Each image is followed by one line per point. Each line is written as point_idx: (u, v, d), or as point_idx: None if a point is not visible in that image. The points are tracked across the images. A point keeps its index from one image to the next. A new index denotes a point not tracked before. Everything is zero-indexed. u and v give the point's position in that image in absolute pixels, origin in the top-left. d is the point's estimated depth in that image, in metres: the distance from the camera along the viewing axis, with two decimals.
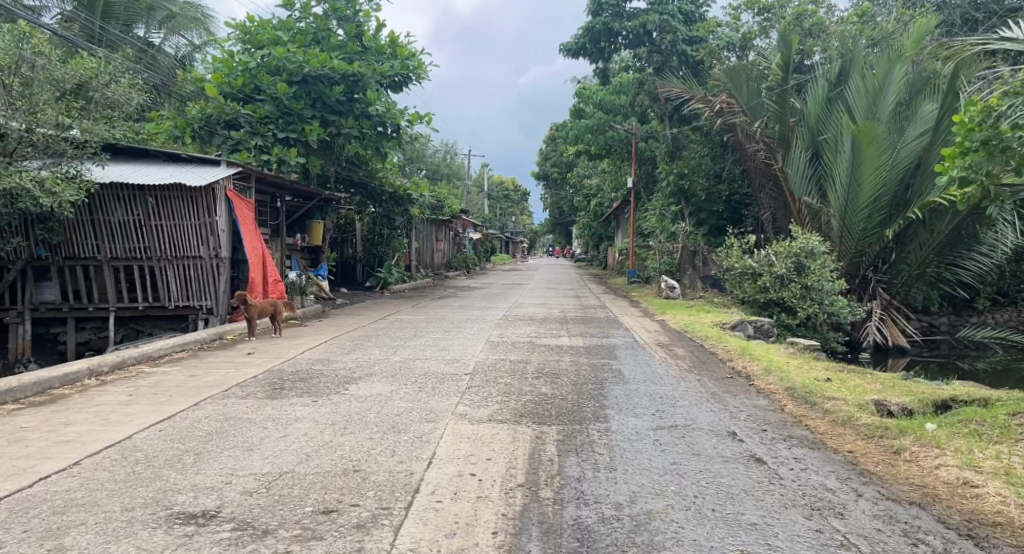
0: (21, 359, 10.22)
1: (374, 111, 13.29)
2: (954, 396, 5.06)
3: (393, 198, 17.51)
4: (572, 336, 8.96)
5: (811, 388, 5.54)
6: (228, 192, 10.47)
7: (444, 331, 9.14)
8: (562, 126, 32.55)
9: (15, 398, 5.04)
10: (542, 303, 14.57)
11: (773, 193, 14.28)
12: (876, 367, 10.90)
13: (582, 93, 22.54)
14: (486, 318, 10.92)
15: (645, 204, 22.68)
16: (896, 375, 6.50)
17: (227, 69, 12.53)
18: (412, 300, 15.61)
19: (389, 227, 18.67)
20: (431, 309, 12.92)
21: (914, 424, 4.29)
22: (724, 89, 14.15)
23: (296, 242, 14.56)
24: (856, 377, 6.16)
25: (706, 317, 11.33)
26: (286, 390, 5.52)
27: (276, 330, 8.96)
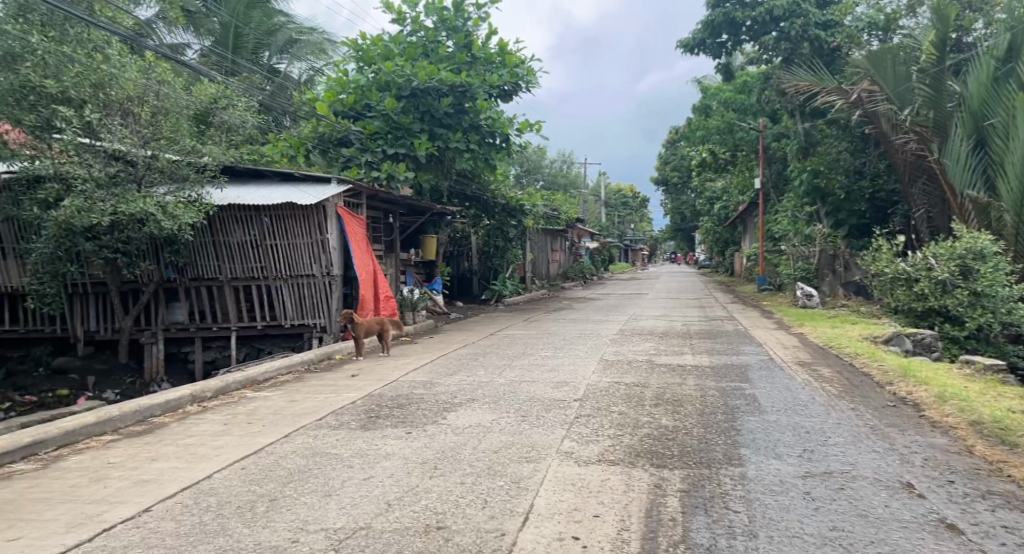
0: (156, 379, 10.66)
1: (484, 122, 13.01)
2: None
3: (505, 209, 17.16)
4: (697, 353, 8.08)
5: (1005, 424, 4.44)
6: (338, 209, 10.47)
7: (557, 349, 8.54)
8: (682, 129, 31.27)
9: (116, 428, 4.97)
10: (664, 314, 13.67)
11: (927, 187, 12.60)
12: None
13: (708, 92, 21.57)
14: (602, 333, 10.21)
15: (776, 206, 21.06)
16: None
17: (340, 87, 12.74)
18: (526, 314, 15.20)
19: (503, 238, 18.39)
20: (545, 323, 12.44)
21: None
22: (866, 75, 12.75)
23: (409, 258, 14.50)
24: None
25: (852, 329, 10.04)
26: (381, 419, 5.12)
27: (383, 349, 8.75)
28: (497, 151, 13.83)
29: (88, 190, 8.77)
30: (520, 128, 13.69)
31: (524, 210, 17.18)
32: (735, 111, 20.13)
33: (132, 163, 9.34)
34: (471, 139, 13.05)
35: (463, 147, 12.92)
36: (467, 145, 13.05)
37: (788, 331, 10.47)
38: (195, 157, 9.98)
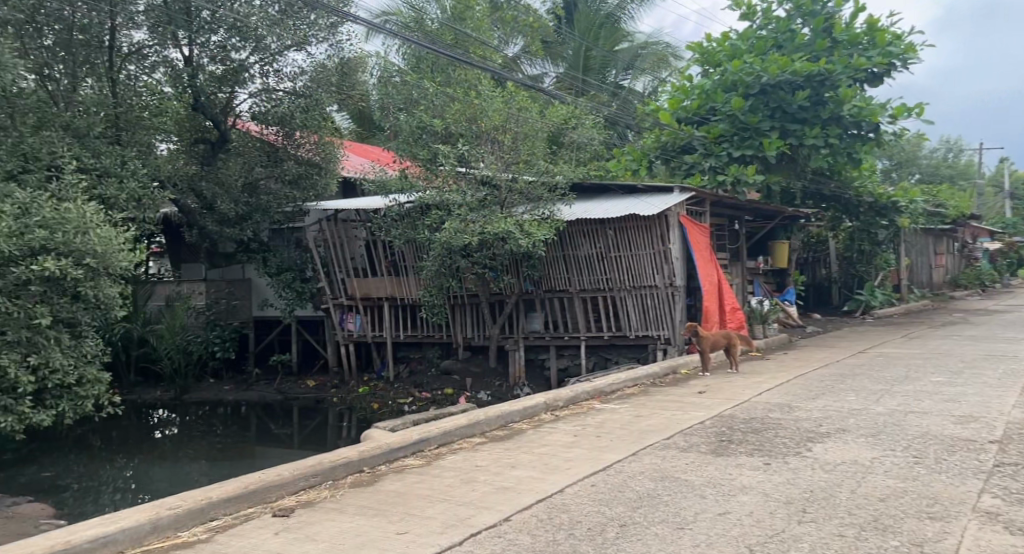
0: (518, 384, 11.60)
1: (849, 113, 11.47)
2: None
3: (874, 209, 14.90)
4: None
5: None
6: (681, 218, 10.16)
7: (953, 373, 7.01)
8: None
9: (483, 430, 5.36)
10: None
11: None
12: None
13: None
14: (1016, 356, 8.13)
15: None
16: None
17: (684, 94, 12.64)
18: (902, 328, 13.07)
19: (871, 242, 16.05)
20: (929, 341, 10.49)
21: None
22: None
23: (756, 266, 13.61)
24: None
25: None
26: (736, 444, 4.66)
27: (732, 365, 8.17)
28: (864, 145, 12.11)
29: (462, 214, 10.11)
30: (894, 114, 11.82)
31: (898, 209, 14.81)
32: None
33: (495, 187, 10.47)
34: (832, 134, 11.65)
35: (823, 144, 11.55)
36: (828, 141, 11.66)
37: None
38: (550, 178, 10.53)
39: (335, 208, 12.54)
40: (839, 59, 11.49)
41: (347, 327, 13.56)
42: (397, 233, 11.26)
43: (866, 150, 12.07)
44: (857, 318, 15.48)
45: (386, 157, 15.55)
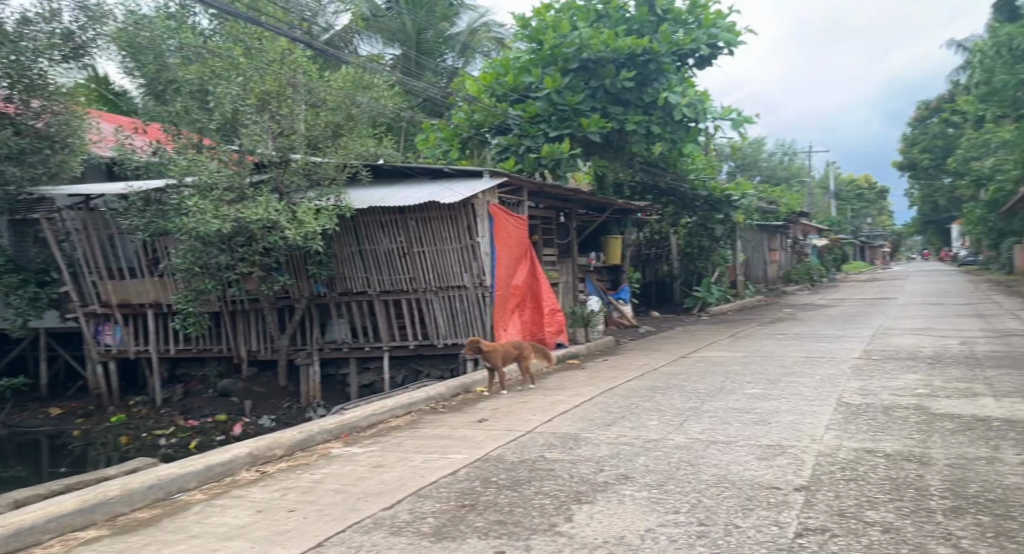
0: (311, 404, 9.75)
1: (668, 94, 11.09)
2: None
3: (710, 202, 18.59)
4: (1005, 416, 5.54)
5: None
6: (492, 208, 8.70)
7: (777, 400, 6.46)
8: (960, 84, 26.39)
9: (114, 514, 3.54)
10: (908, 339, 10.89)
11: None
12: None
13: (1005, 31, 20.85)
14: (833, 373, 7.89)
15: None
16: None
17: (501, 69, 11.64)
18: (723, 331, 13.53)
19: (707, 238, 20.33)
20: (749, 346, 10.65)
21: None
22: None
23: (591, 262, 13.38)
24: None
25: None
26: (472, 515, 3.31)
27: (528, 380, 6.96)
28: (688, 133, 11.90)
29: (214, 198, 8.23)
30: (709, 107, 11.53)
31: (729, 200, 18.42)
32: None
33: (268, 166, 8.70)
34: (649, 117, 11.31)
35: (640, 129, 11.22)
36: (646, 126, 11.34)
37: None
38: (340, 158, 8.98)
39: (79, 194, 9.98)
40: (663, 38, 11.06)
41: (106, 342, 11.12)
42: (140, 224, 9.09)
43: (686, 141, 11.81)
44: (686, 322, 16.54)
45: (132, 125, 13.44)
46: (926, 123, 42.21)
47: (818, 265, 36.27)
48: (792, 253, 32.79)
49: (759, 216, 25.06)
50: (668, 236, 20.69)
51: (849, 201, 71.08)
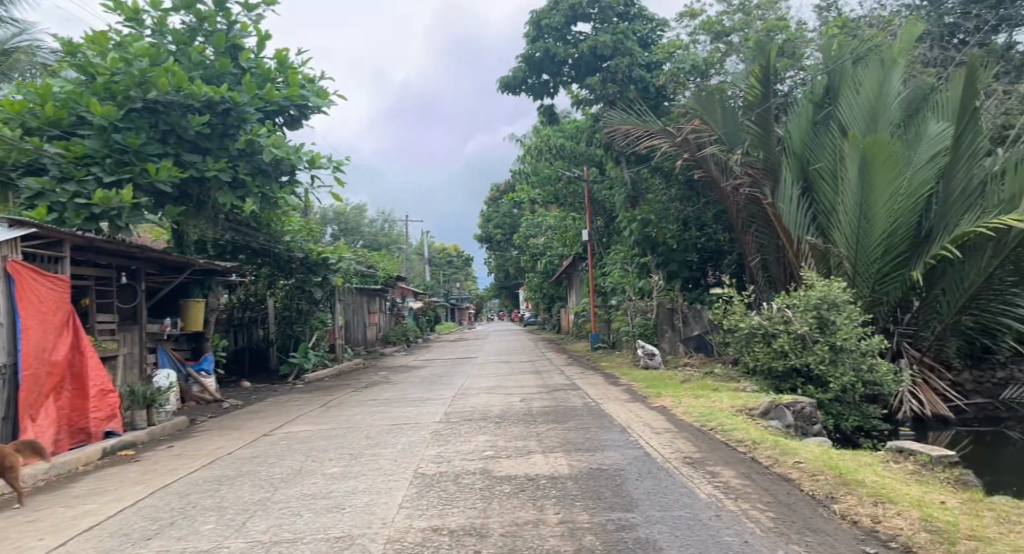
0: None
1: (256, 142, 10.71)
2: None
3: (306, 265, 18.81)
4: (551, 473, 6.16)
5: (960, 536, 3.93)
6: (9, 265, 7.25)
7: (354, 479, 6.20)
8: (520, 173, 31.41)
9: None
10: (480, 399, 11.85)
11: (758, 233, 14.80)
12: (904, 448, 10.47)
13: (549, 134, 25.52)
14: (412, 440, 8.08)
15: (619, 253, 21.77)
16: None
17: (35, 97, 9.56)
18: (315, 401, 13.04)
19: (307, 300, 20.73)
20: (336, 417, 10.39)
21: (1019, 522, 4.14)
22: (697, 114, 14.58)
23: (164, 329, 12.45)
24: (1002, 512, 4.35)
25: (702, 408, 9.33)
26: None
27: (17, 498, 5.52)
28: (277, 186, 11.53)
29: None
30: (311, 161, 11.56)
31: (326, 263, 18.98)
32: (565, 158, 25.20)
33: None
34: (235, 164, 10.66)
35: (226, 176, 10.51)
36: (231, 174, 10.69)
37: (648, 418, 8.98)
38: None
39: None
40: (246, 88, 10.79)
41: None
42: None
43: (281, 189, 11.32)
44: (277, 392, 15.64)
45: None
46: (497, 203, 49.08)
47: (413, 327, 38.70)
48: (388, 316, 34.37)
49: (356, 281, 25.67)
50: (265, 298, 20.41)
51: (440, 267, 78.25)
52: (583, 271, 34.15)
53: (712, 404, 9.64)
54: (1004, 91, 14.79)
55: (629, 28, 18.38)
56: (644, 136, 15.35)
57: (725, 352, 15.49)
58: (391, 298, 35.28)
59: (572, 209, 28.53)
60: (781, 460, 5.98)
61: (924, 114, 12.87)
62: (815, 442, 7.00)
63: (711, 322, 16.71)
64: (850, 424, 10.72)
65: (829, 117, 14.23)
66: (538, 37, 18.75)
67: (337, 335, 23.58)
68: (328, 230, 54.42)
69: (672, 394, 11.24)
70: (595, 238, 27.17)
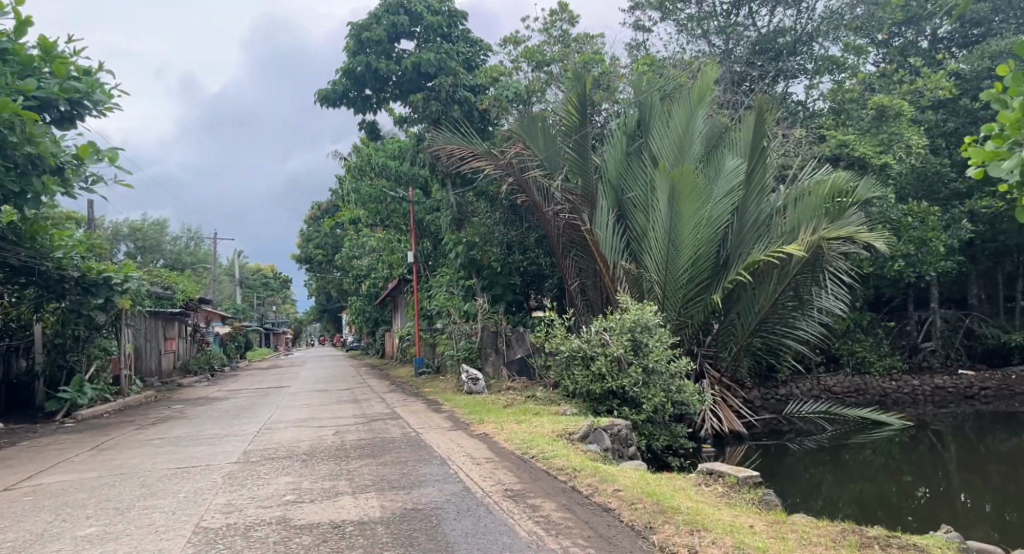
0: None
1: (9, 131, 9.09)
2: (891, 542, 4.31)
3: (82, 285, 16.45)
4: (357, 518, 5.48)
5: None
6: None
7: (114, 543, 5.11)
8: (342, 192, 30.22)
9: None
10: (289, 433, 10.79)
11: (577, 258, 15.05)
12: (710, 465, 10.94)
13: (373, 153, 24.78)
14: (199, 486, 6.98)
15: (443, 276, 21.43)
16: (847, 521, 4.95)
17: None
18: (86, 443, 11.17)
19: (85, 327, 18.21)
20: (108, 463, 8.88)
21: (822, 542, 4.21)
22: (519, 140, 14.76)
23: None
24: (807, 531, 4.41)
25: (523, 435, 9.11)
26: None
27: None
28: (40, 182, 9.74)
29: None
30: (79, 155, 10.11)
31: (109, 283, 16.67)
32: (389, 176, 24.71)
33: None
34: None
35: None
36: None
37: (469, 448, 8.57)
38: None
39: None
40: None
41: None
42: None
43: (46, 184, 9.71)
44: (39, 435, 13.31)
45: None
46: (319, 223, 47.01)
47: (220, 354, 35.66)
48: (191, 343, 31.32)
49: (150, 303, 23.06)
50: (30, 324, 18.41)
51: (255, 289, 73.48)
52: (407, 293, 33.45)
53: (533, 430, 9.45)
54: (787, 134, 16.47)
55: (453, 49, 18.30)
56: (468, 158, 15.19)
57: (546, 375, 15.65)
58: (194, 322, 32.25)
59: (396, 230, 27.87)
60: (600, 489, 5.79)
61: (721, 150, 13.91)
62: (634, 466, 6.97)
63: (535, 345, 16.77)
64: (660, 443, 11.03)
65: (640, 148, 14.97)
66: (359, 52, 18.09)
67: (124, 365, 20.92)
68: (123, 248, 49.14)
69: (494, 420, 10.96)
70: (420, 260, 26.67)
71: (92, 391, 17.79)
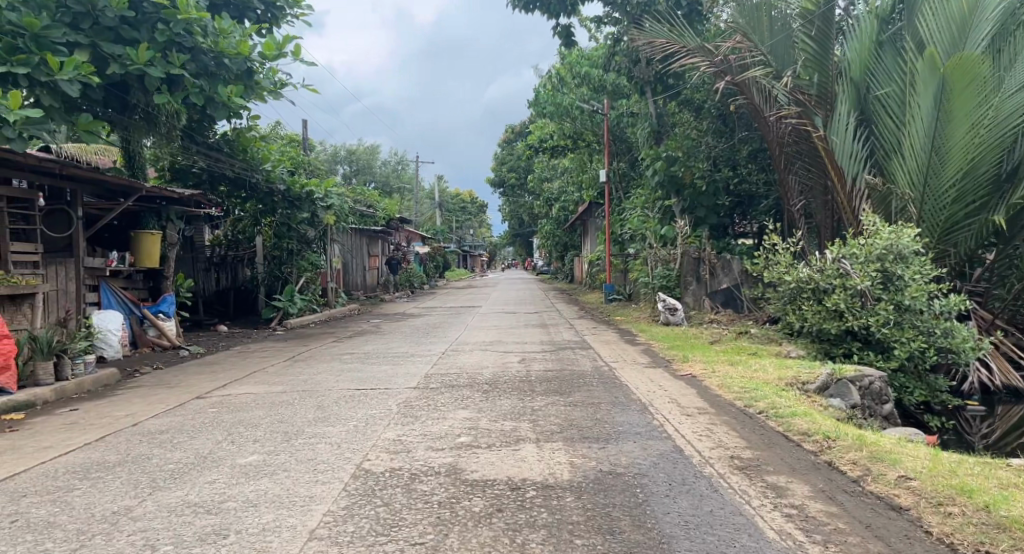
0: None
1: (194, 29, 8.51)
2: None
3: (288, 199, 16.97)
4: (545, 479, 4.38)
5: None
6: None
7: (267, 479, 4.39)
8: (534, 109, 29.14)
9: None
10: (473, 357, 10.09)
11: (803, 173, 12.55)
12: (986, 431, 8.55)
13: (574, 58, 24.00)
14: (374, 413, 6.35)
15: (640, 195, 19.71)
16: None
17: None
18: (284, 353, 11.33)
19: (296, 241, 19.09)
20: (294, 376, 8.65)
21: None
22: (738, 29, 12.23)
23: (110, 262, 10.99)
24: None
25: (743, 383, 7.53)
26: None
27: None
28: (224, 89, 8.97)
29: None
30: (264, 51, 9.43)
31: (311, 197, 17.14)
32: (588, 89, 23.91)
33: None
34: (173, 60, 8.37)
35: (162, 71, 8.21)
36: (167, 70, 8.36)
37: (675, 394, 7.20)
38: None
39: None
40: None
41: None
42: None
43: (227, 93, 8.92)
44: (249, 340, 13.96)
45: None
46: (513, 145, 46.45)
47: (418, 271, 37.10)
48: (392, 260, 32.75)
49: (354, 220, 23.91)
50: (252, 237, 19.60)
51: (453, 212, 76.23)
52: (599, 217, 32.11)
53: (755, 377, 7.80)
54: None
55: None
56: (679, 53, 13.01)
57: (759, 309, 13.61)
58: (397, 240, 33.49)
59: (589, 150, 26.41)
60: (877, 474, 4.31)
61: (1018, 30, 10.62)
62: (905, 439, 5.27)
63: (744, 272, 14.22)
64: (915, 399, 8.73)
65: (895, 35, 11.89)
66: None
67: (331, 279, 21.94)
68: (341, 170, 52.75)
69: (701, 359, 9.42)
70: (614, 181, 25.07)
71: (302, 301, 18.63)
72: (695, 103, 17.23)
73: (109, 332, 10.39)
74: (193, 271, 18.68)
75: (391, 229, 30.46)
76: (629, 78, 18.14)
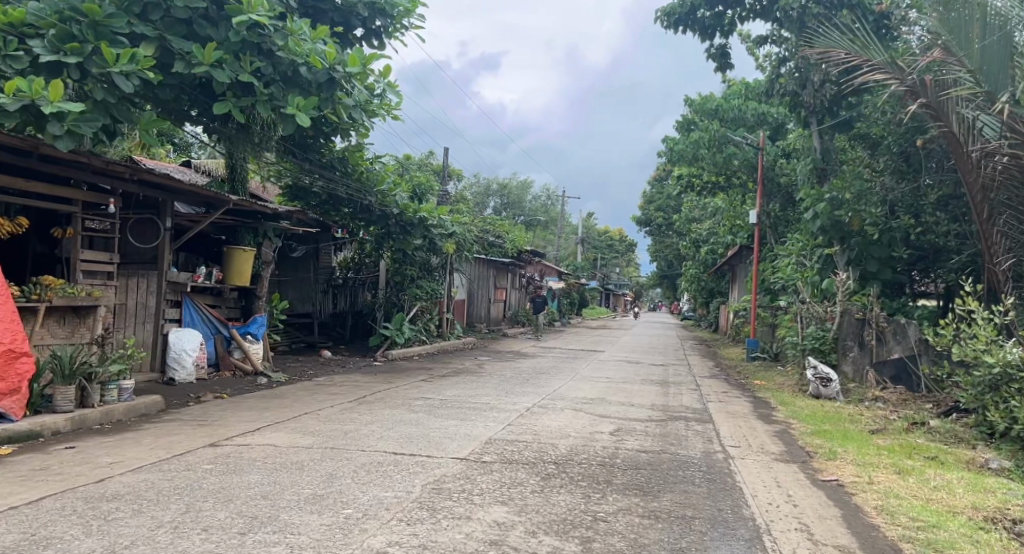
0: None
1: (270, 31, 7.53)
2: None
3: (403, 224, 16.23)
4: None
5: None
6: None
7: None
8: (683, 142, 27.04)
9: None
10: (558, 420, 8.36)
11: (1014, 226, 9.69)
12: None
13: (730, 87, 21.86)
14: (388, 499, 4.86)
15: (795, 241, 17.11)
16: None
17: None
18: (360, 390, 10.24)
19: (413, 268, 18.39)
20: (340, 425, 7.38)
21: None
22: (937, 43, 9.30)
23: (196, 278, 10.45)
24: None
25: (916, 514, 5.22)
26: None
27: None
28: (295, 100, 7.75)
29: None
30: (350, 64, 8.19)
31: (424, 223, 16.30)
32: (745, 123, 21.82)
33: None
34: (245, 63, 7.44)
35: (229, 75, 7.30)
36: (236, 75, 7.45)
37: (807, 519, 5.10)
38: None
39: None
40: None
41: None
42: None
43: (299, 104, 7.70)
44: (338, 370, 13.07)
45: None
46: (662, 182, 44.17)
47: (551, 308, 35.71)
48: (521, 294, 31.65)
49: (478, 250, 22.93)
50: (377, 261, 19.36)
51: (597, 248, 74.53)
52: (748, 262, 29.17)
53: (937, 505, 5.44)
54: None
55: None
56: (862, 67, 10.60)
57: (942, 390, 10.77)
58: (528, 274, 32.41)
59: (740, 189, 23.88)
60: None
61: None
62: None
63: (923, 340, 11.43)
64: None
65: None
66: None
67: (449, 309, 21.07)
68: (491, 204, 52.97)
69: (855, 457, 7.04)
70: (766, 224, 22.37)
71: (412, 331, 17.81)
72: (870, 137, 14.49)
73: (183, 354, 9.67)
74: (310, 292, 18.31)
75: (521, 261, 29.23)
76: (792, 105, 15.71)
